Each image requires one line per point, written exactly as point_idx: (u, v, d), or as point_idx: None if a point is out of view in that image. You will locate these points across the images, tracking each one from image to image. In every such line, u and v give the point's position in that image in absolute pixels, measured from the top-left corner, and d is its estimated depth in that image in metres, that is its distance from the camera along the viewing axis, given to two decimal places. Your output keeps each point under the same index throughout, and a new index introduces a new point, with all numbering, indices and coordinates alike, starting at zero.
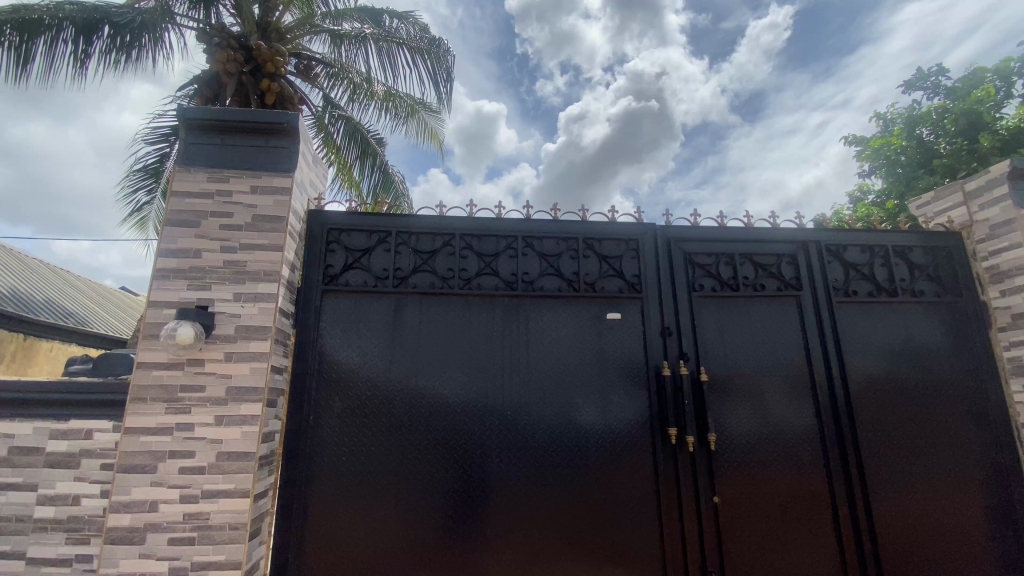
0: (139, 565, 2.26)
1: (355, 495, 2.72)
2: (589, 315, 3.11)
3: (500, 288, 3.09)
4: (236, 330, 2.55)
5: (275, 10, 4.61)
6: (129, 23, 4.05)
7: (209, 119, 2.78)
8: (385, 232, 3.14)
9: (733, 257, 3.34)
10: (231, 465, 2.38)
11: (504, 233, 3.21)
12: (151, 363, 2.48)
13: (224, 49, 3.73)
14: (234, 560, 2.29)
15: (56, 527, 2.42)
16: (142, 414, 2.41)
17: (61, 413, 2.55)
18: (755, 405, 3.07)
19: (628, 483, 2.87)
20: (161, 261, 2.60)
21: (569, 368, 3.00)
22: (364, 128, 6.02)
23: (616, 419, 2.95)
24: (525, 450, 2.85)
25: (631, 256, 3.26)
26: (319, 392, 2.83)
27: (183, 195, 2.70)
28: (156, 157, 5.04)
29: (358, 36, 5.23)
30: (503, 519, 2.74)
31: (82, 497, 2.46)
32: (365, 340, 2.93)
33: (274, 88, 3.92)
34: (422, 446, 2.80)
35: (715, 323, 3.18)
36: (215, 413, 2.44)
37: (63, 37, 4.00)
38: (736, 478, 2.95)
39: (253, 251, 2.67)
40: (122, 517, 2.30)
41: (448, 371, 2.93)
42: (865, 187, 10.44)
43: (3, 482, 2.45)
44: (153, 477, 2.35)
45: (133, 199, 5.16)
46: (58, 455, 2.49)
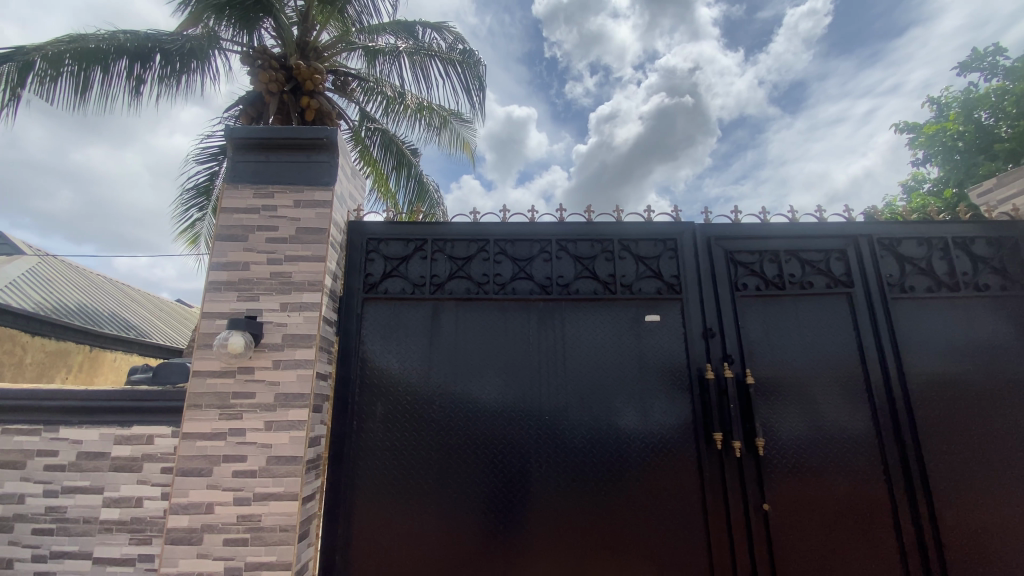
0: (197, 565, 2.36)
1: (398, 499, 2.76)
2: (627, 317, 3.06)
3: (535, 292, 3.09)
4: (283, 339, 2.65)
5: (312, 30, 4.79)
6: (179, 49, 4.32)
7: (254, 137, 2.91)
8: (421, 240, 3.20)
9: (777, 254, 3.21)
10: (281, 469, 2.46)
11: (538, 236, 3.21)
12: (205, 371, 2.61)
13: (266, 70, 3.89)
14: (285, 561, 2.36)
15: (121, 528, 2.57)
16: (198, 420, 2.54)
17: (124, 420, 2.71)
18: (806, 408, 2.94)
19: (673, 489, 2.79)
20: (213, 274, 2.73)
21: (608, 372, 2.96)
22: (399, 138, 6.17)
23: (657, 424, 2.88)
24: (565, 455, 2.82)
25: (669, 256, 3.19)
26: (361, 398, 2.89)
27: (232, 211, 2.84)
28: (206, 176, 5.32)
29: (392, 51, 5.36)
30: (544, 523, 2.72)
31: (144, 500, 2.60)
32: (405, 346, 2.99)
33: (312, 105, 4.03)
34: (463, 451, 2.82)
35: (760, 324, 3.07)
36: (265, 419, 2.53)
37: (118, 66, 4.25)
38: (787, 484, 2.83)
39: (298, 262, 2.77)
40: (181, 518, 2.42)
41: (486, 375, 2.94)
42: (919, 176, 9.89)
43: (74, 485, 2.62)
44: (209, 480, 2.46)
45: (186, 216, 5.45)
46: (122, 459, 2.65)
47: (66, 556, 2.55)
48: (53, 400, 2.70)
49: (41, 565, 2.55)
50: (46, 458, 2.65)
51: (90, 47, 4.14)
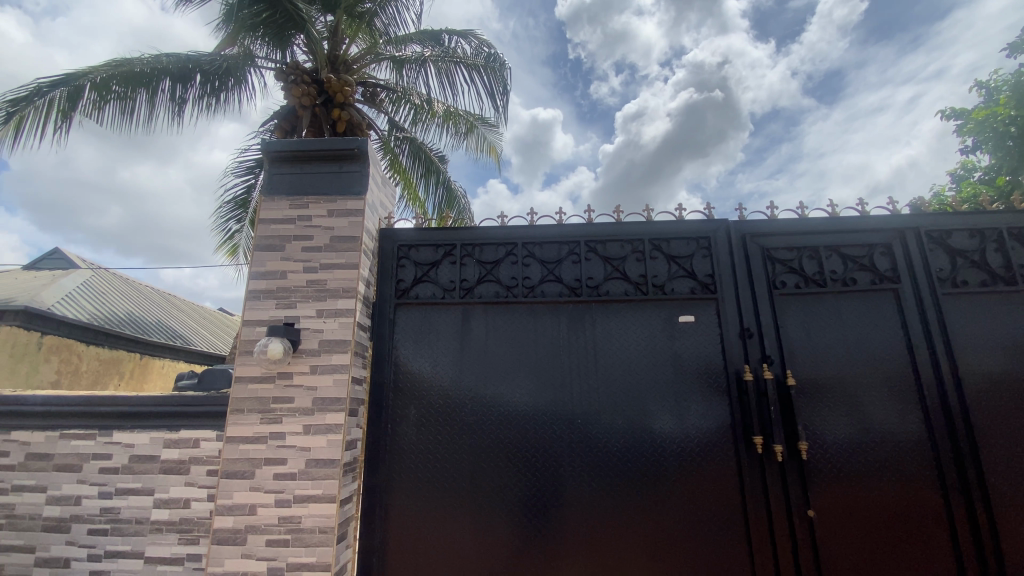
0: (242, 565, 2.44)
1: (433, 502, 2.78)
2: (660, 318, 3.01)
3: (564, 294, 3.07)
4: (320, 345, 2.72)
5: (342, 43, 4.89)
6: (217, 69, 4.53)
7: (288, 150, 3.01)
8: (451, 245, 3.23)
9: (816, 250, 3.10)
10: (319, 471, 2.52)
11: (567, 238, 3.19)
12: (247, 377, 2.70)
13: (299, 85, 4.07)
14: (324, 562, 2.41)
15: (170, 528, 2.68)
16: (241, 424, 2.63)
17: (172, 424, 2.83)
18: (851, 410, 2.81)
19: (712, 494, 2.72)
20: (253, 283, 2.83)
21: (642, 374, 2.91)
22: (427, 146, 6.26)
23: (693, 427, 2.81)
24: (599, 460, 2.78)
25: (703, 254, 3.11)
26: (395, 403, 2.94)
27: (269, 221, 2.94)
28: (243, 190, 5.52)
29: (418, 59, 5.41)
30: (579, 528, 2.70)
31: (191, 502, 2.71)
32: (436, 350, 3.02)
33: (344, 117, 4.22)
34: (496, 454, 2.82)
35: (799, 323, 2.96)
36: (304, 423, 2.60)
37: (162, 87, 4.46)
38: (833, 490, 2.71)
39: (332, 270, 2.84)
40: (227, 519, 2.50)
41: (517, 379, 2.94)
42: (969, 164, 9.36)
43: (127, 487, 2.75)
44: (251, 482, 2.54)
45: (225, 228, 5.67)
46: (171, 462, 2.76)
47: (119, 555, 2.67)
48: (108, 406, 2.85)
49: (97, 564, 2.68)
50: (101, 461, 2.80)
51: (136, 70, 4.36)
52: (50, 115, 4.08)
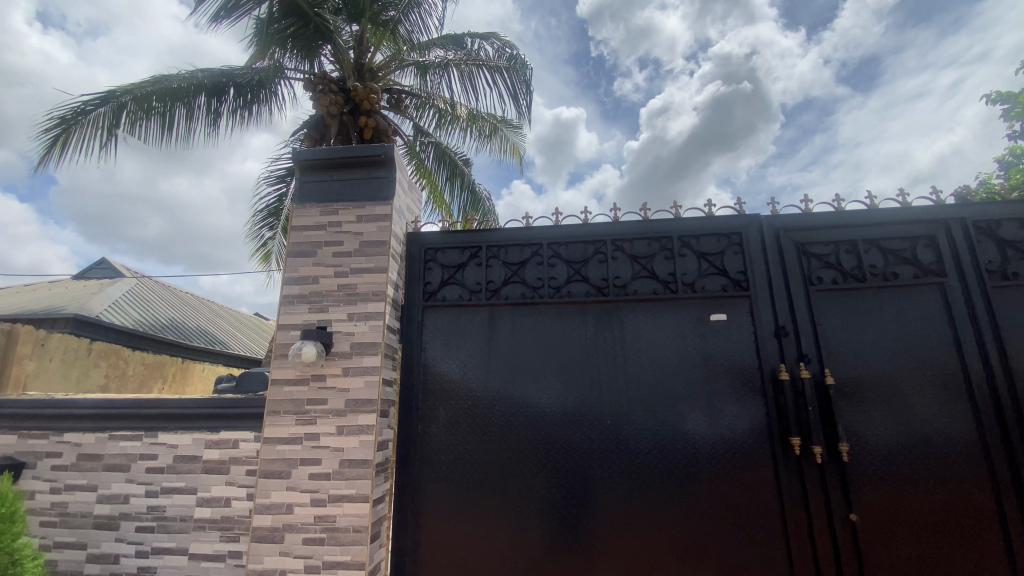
0: (280, 563, 2.51)
1: (464, 503, 2.80)
2: (690, 318, 2.95)
3: (591, 294, 3.05)
4: (351, 347, 2.77)
5: (367, 52, 5.01)
6: (250, 82, 4.70)
7: (318, 159, 3.09)
8: (476, 247, 3.25)
9: (854, 244, 2.98)
10: (353, 471, 2.57)
11: (593, 237, 3.16)
12: (282, 379, 2.78)
13: (327, 94, 4.19)
14: (358, 561, 2.46)
15: (212, 526, 2.78)
16: (277, 425, 2.71)
17: (213, 426, 2.93)
18: (895, 410, 2.70)
19: (748, 498, 2.65)
20: (287, 289, 2.91)
21: (672, 375, 2.86)
22: (451, 150, 6.34)
23: (727, 428, 2.75)
24: (630, 462, 2.75)
25: (734, 251, 3.04)
26: (425, 404, 2.97)
27: (302, 228, 3.03)
28: (276, 198, 5.69)
29: (441, 64, 5.46)
30: (611, 531, 2.67)
31: (232, 500, 2.80)
32: (464, 351, 3.04)
33: (370, 124, 4.29)
34: (526, 456, 2.82)
35: (838, 320, 2.86)
36: (337, 424, 2.66)
37: (199, 102, 4.65)
38: (877, 495, 2.60)
39: (362, 274, 2.90)
40: (265, 517, 2.58)
41: (546, 380, 2.93)
42: (1019, 150, 8.84)
43: (172, 486, 2.87)
44: (288, 482, 2.61)
45: (259, 235, 5.84)
46: (213, 462, 2.87)
47: (165, 551, 2.79)
48: (153, 409, 2.97)
49: (145, 561, 2.80)
50: (148, 461, 2.92)
51: (175, 87, 4.55)
52: (96, 133, 4.30)
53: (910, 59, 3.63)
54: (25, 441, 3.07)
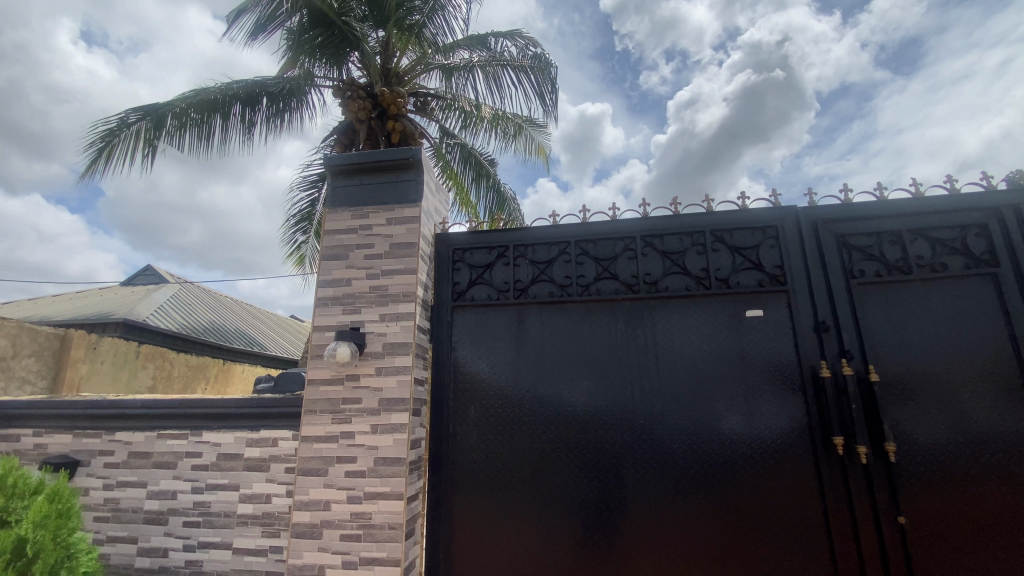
0: (318, 558, 2.57)
1: (495, 502, 2.81)
2: (725, 314, 2.88)
3: (621, 291, 3.01)
4: (383, 347, 2.82)
5: (393, 56, 5.12)
6: (281, 90, 4.84)
7: (349, 164, 3.15)
8: (503, 247, 3.25)
9: (899, 235, 2.85)
10: (387, 470, 2.61)
11: (622, 233, 3.12)
12: (318, 379, 2.85)
13: (356, 101, 4.43)
14: (394, 557, 2.50)
15: (254, 522, 2.88)
16: (314, 424, 2.78)
17: (253, 425, 3.03)
18: (946, 408, 2.56)
19: (788, 500, 2.57)
20: (321, 291, 2.99)
21: (706, 372, 2.80)
22: (477, 151, 6.38)
23: (764, 427, 2.67)
24: (664, 462, 2.70)
25: (769, 245, 2.95)
26: (455, 403, 3.00)
27: (334, 232, 3.10)
28: (308, 203, 5.85)
29: (466, 66, 5.48)
30: (645, 532, 2.63)
31: (272, 497, 2.89)
32: (494, 350, 3.05)
33: (397, 128, 4.54)
34: (557, 455, 2.81)
35: (881, 314, 2.73)
36: (371, 422, 2.71)
37: (234, 111, 4.81)
38: (927, 497, 2.48)
39: (392, 275, 2.94)
40: (304, 513, 2.65)
41: (576, 379, 2.91)
42: None
43: (216, 483, 2.98)
44: (325, 479, 2.68)
45: (293, 239, 6.02)
46: (254, 460, 2.97)
47: (211, 546, 2.90)
48: (197, 408, 3.10)
49: (191, 554, 2.92)
50: (194, 459, 3.05)
51: (211, 98, 4.71)
52: (138, 144, 4.52)
53: (954, 39, 3.31)
54: (80, 440, 3.25)
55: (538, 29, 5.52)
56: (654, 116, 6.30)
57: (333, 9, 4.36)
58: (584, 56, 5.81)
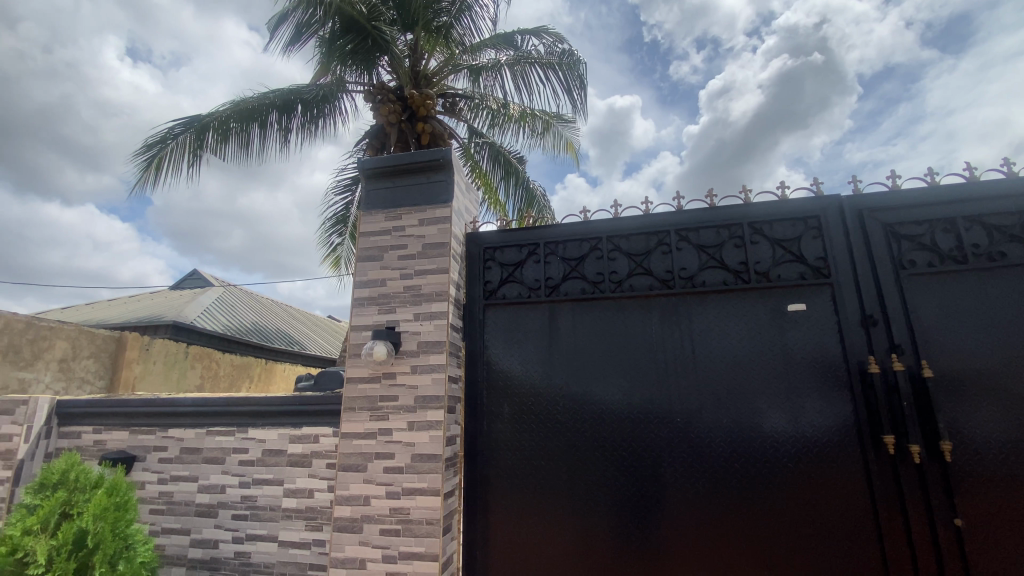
0: (359, 552, 2.64)
1: (531, 499, 2.82)
2: (765, 308, 2.79)
3: (656, 287, 2.96)
4: (418, 346, 2.87)
5: (422, 58, 5.16)
6: (315, 96, 4.98)
7: (381, 167, 3.21)
8: (534, 244, 3.25)
9: (953, 222, 2.70)
10: (424, 466, 2.66)
11: (655, 228, 3.07)
12: (356, 377, 2.93)
13: (387, 104, 4.49)
14: (432, 552, 2.54)
15: (298, 515, 2.98)
16: (353, 421, 2.85)
17: (296, 422, 3.14)
18: (1008, 405, 2.42)
19: (835, 500, 2.48)
20: (358, 292, 3.07)
21: (746, 368, 2.73)
22: (506, 149, 6.42)
23: (809, 426, 2.58)
24: (703, 460, 2.65)
25: (812, 236, 2.84)
26: (490, 401, 3.02)
27: (368, 234, 3.17)
28: (343, 206, 6.02)
29: (494, 65, 5.54)
30: (684, 532, 2.58)
31: (314, 492, 2.99)
32: (526, 349, 3.05)
33: (427, 130, 4.65)
34: (592, 452, 2.79)
35: (934, 306, 2.60)
36: (408, 419, 2.76)
37: (271, 119, 4.97)
38: (988, 499, 2.34)
39: (426, 275, 2.99)
40: (345, 508, 2.73)
41: (610, 376, 2.88)
42: None
43: (262, 477, 3.11)
44: (364, 474, 2.75)
45: (329, 242, 6.19)
46: (297, 456, 3.07)
47: (258, 538, 3.02)
48: (243, 406, 3.23)
49: (240, 546, 3.04)
50: (241, 454, 3.18)
51: (249, 107, 4.87)
52: (184, 155, 4.74)
53: (1006, 14, 3.12)
54: (136, 436, 3.44)
55: (565, 24, 5.56)
56: (687, 106, 6.03)
57: (363, 14, 4.45)
58: (612, 48, 5.68)
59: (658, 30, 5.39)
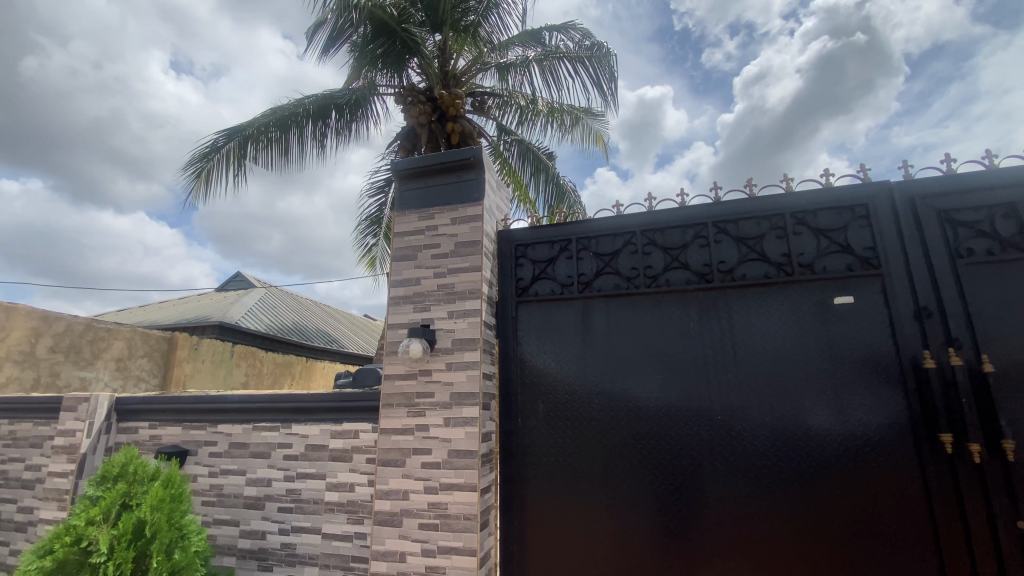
0: (399, 545, 2.70)
1: (567, 498, 2.81)
2: (809, 302, 2.69)
3: (693, 281, 2.90)
4: (453, 343, 2.90)
5: (451, 58, 5.20)
6: (348, 100, 5.11)
7: (414, 167, 3.26)
8: (566, 240, 3.23)
9: (1015, 207, 2.52)
10: (460, 462, 2.69)
11: (691, 221, 3.00)
12: (393, 374, 2.99)
13: (417, 105, 4.60)
14: (470, 547, 2.57)
15: (340, 509, 3.07)
16: (391, 417, 2.92)
17: (336, 418, 3.23)
18: None
19: (888, 503, 2.37)
20: (393, 291, 3.13)
21: (791, 365, 2.64)
22: (535, 145, 6.41)
23: (858, 423, 2.48)
24: (745, 460, 2.58)
25: (859, 225, 2.72)
26: (524, 398, 3.03)
27: (403, 234, 3.23)
28: (377, 208, 6.16)
29: (522, 62, 5.55)
30: (725, 533, 2.52)
31: (355, 486, 3.07)
32: (560, 345, 3.05)
33: (457, 129, 4.67)
34: (628, 451, 2.76)
35: (996, 297, 2.44)
36: (444, 416, 2.80)
37: (308, 126, 5.13)
38: None
39: (459, 273, 3.01)
40: (385, 502, 2.80)
41: (647, 373, 2.84)
42: None
43: (305, 471, 3.22)
44: (403, 469, 2.81)
45: (364, 242, 6.34)
46: (338, 451, 3.17)
47: (303, 530, 3.13)
48: (286, 403, 3.35)
49: (286, 537, 3.16)
50: (285, 449, 3.30)
51: (286, 115, 5.02)
52: (229, 165, 4.95)
53: None
54: (189, 432, 3.62)
55: (592, 17, 5.51)
56: (721, 94, 5.74)
57: (393, 18, 4.49)
58: (641, 40, 5.53)
59: (689, 18, 5.23)
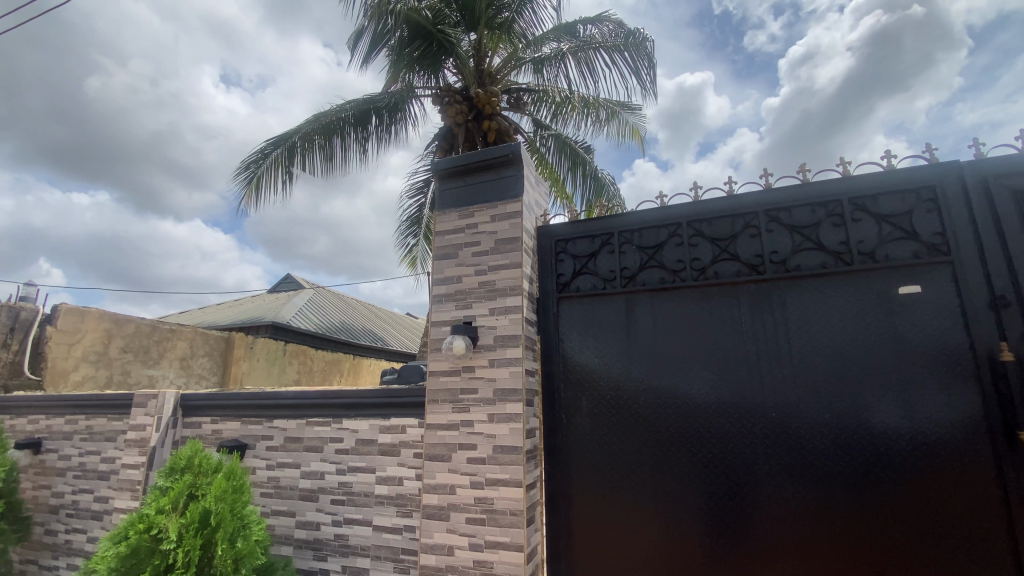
0: (447, 538, 2.76)
1: (614, 495, 2.78)
2: (870, 293, 2.55)
3: (743, 273, 2.80)
4: (495, 339, 2.92)
5: (486, 56, 5.23)
6: (387, 104, 5.27)
7: (453, 166, 3.30)
8: (607, 234, 3.19)
9: None
10: (505, 457, 2.70)
11: (739, 210, 2.89)
12: (437, 371, 3.04)
13: (454, 106, 4.65)
14: (517, 543, 2.58)
15: (390, 502, 3.16)
16: (437, 412, 2.97)
17: (384, 413, 3.33)
18: None
19: (962, 506, 2.21)
20: (436, 289, 3.18)
21: (852, 359, 2.50)
22: (572, 139, 6.37)
23: (926, 421, 2.33)
24: (802, 459, 2.48)
25: (925, 210, 2.55)
26: (568, 394, 3.02)
27: (444, 233, 3.28)
28: (417, 208, 6.29)
29: (558, 55, 5.64)
30: (782, 535, 2.43)
31: (403, 480, 3.15)
32: (604, 341, 3.01)
33: (493, 127, 4.69)
34: (678, 449, 2.70)
35: None
36: (488, 412, 2.82)
37: (351, 131, 5.28)
38: None
39: (499, 270, 3.03)
40: (433, 496, 2.85)
41: (696, 369, 2.76)
42: None
43: (356, 465, 3.33)
44: (449, 464, 2.85)
45: (405, 243, 6.48)
46: (386, 445, 3.26)
47: (355, 522, 3.24)
48: (336, 399, 3.47)
49: (339, 528, 3.28)
50: (336, 443, 3.43)
51: (329, 121, 5.18)
52: (277, 172, 5.16)
53: None
54: (247, 426, 3.81)
55: (629, 5, 5.43)
56: (765, 78, 5.60)
57: (428, 19, 4.55)
58: (679, 26, 5.36)
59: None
